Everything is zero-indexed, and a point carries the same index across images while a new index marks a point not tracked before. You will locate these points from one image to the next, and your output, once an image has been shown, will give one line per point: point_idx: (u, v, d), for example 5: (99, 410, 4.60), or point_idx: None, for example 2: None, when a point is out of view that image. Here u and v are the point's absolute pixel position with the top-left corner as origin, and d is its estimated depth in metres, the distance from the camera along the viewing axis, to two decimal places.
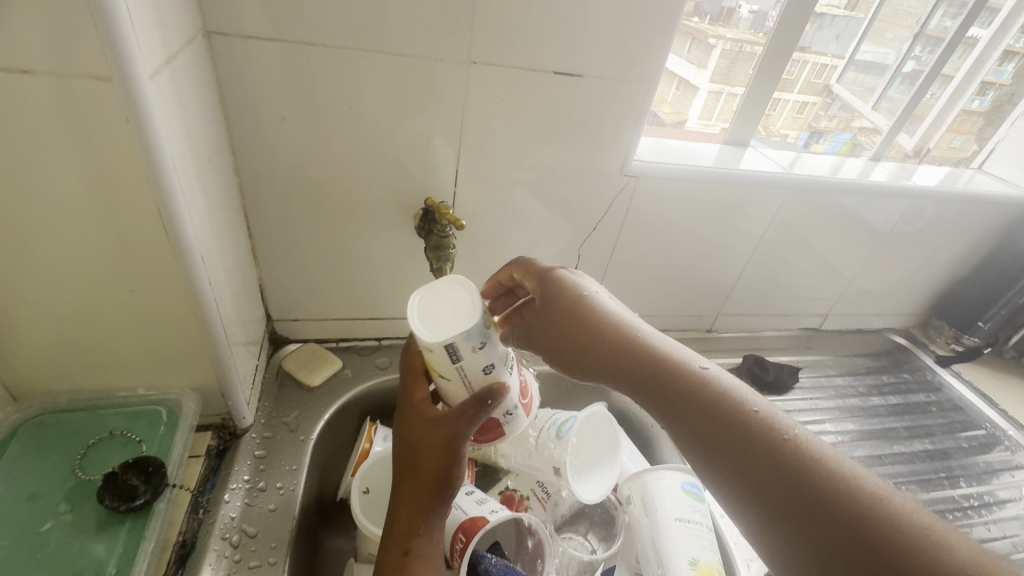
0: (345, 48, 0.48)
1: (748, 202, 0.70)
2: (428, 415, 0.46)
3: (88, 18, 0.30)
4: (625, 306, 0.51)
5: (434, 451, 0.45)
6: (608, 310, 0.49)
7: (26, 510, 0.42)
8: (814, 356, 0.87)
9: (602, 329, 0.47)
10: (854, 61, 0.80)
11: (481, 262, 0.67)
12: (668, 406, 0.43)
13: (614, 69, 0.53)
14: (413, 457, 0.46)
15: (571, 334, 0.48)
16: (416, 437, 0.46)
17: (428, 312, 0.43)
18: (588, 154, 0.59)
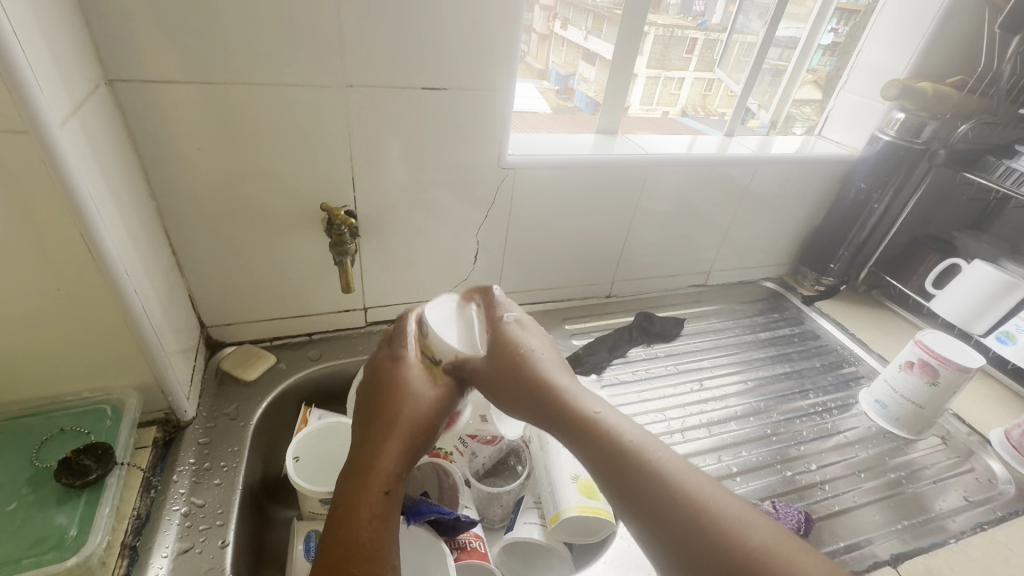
0: (235, 84, 0.57)
1: (621, 179, 0.82)
2: (427, 387, 0.57)
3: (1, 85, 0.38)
4: (554, 356, 0.57)
5: (430, 415, 0.55)
6: (539, 360, 0.55)
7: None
8: (700, 308, 1.02)
9: (533, 376, 0.53)
10: (734, 29, 0.96)
11: (392, 256, 0.77)
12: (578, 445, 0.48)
13: (475, 81, 0.64)
14: (404, 416, 0.53)
15: (506, 379, 0.54)
16: (411, 399, 0.55)
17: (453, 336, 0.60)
18: (467, 153, 0.70)
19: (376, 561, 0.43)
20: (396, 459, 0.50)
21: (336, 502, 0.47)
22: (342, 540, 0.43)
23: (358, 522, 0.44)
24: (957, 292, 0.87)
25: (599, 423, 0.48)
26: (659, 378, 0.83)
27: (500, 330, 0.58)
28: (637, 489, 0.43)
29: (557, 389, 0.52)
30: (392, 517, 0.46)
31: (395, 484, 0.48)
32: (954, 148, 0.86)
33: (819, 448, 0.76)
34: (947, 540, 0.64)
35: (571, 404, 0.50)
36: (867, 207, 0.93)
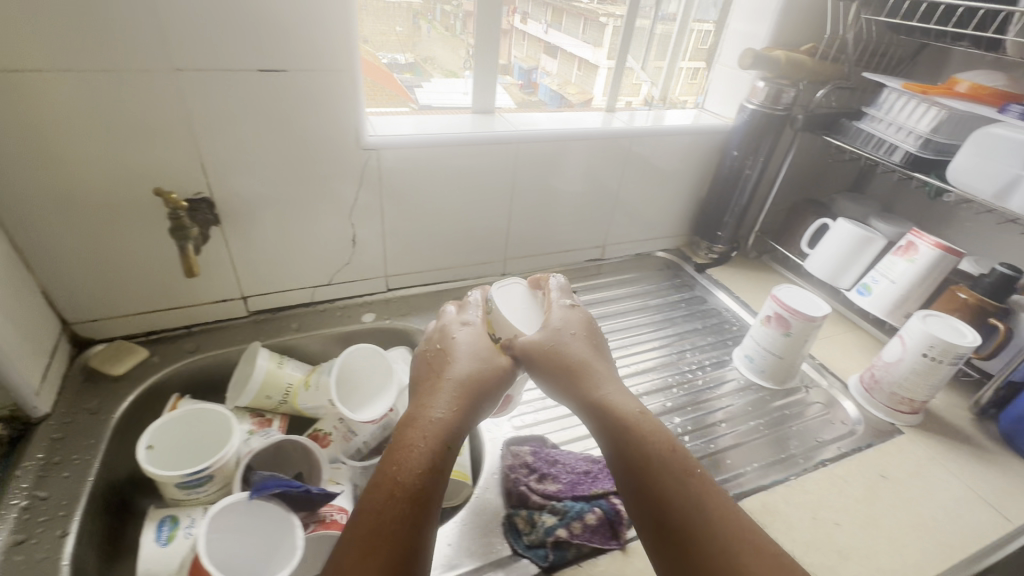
0: (51, 71, 0.55)
1: (494, 157, 0.84)
2: (493, 354, 0.58)
3: None
4: (607, 359, 0.59)
5: (489, 381, 0.55)
6: (592, 354, 0.58)
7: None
8: (596, 281, 1.05)
9: (585, 368, 0.56)
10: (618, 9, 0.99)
11: (263, 244, 0.76)
12: (619, 442, 0.50)
13: (316, 62, 0.64)
14: (459, 381, 0.54)
15: (555, 361, 0.56)
16: (474, 361, 0.57)
17: (509, 309, 0.63)
18: (323, 134, 0.70)
19: (415, 526, 0.44)
20: (447, 423, 0.50)
21: (387, 462, 0.47)
22: (388, 500, 0.44)
23: (405, 481, 0.46)
24: (824, 250, 0.92)
25: (639, 423, 0.51)
26: None
27: (564, 315, 0.61)
28: (665, 496, 0.46)
29: (602, 384, 0.55)
30: (437, 481, 0.47)
31: (444, 448, 0.49)
32: (813, 113, 0.90)
33: (688, 403, 0.78)
34: (788, 477, 0.66)
35: (616, 403, 0.53)
36: (742, 174, 0.97)
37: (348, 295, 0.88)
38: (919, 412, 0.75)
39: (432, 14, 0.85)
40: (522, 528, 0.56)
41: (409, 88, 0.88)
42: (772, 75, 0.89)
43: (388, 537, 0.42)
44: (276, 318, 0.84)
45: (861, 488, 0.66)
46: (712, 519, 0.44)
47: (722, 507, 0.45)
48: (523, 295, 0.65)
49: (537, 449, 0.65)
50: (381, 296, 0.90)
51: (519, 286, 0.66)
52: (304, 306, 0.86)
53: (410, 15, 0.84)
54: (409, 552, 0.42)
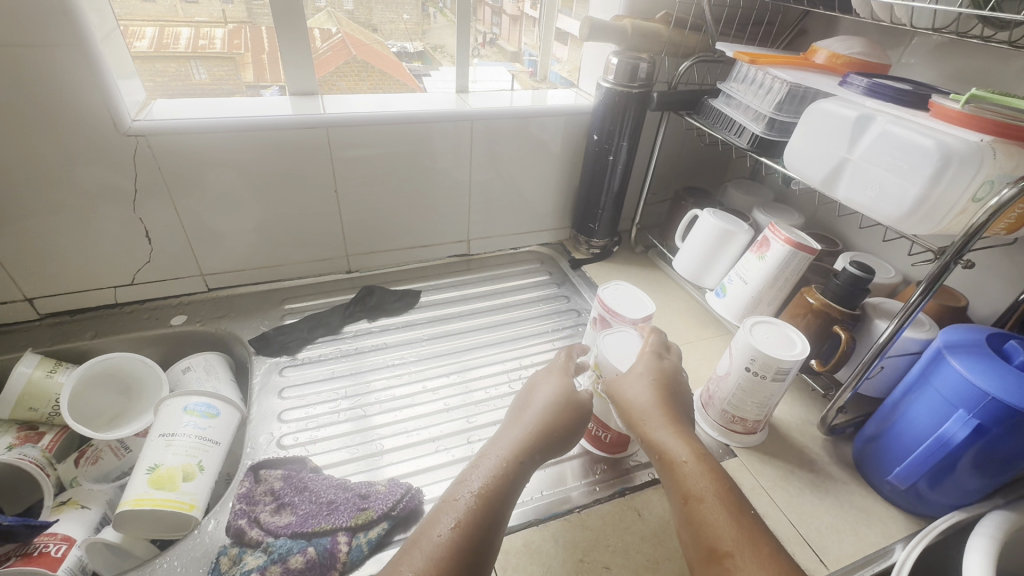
0: None
1: (303, 144, 0.76)
2: (575, 391, 0.58)
3: None
4: (689, 399, 0.57)
5: (570, 416, 0.55)
6: (667, 394, 0.55)
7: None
8: (461, 277, 0.96)
9: (654, 408, 0.53)
10: None
11: (34, 241, 0.70)
12: (675, 483, 0.48)
13: (34, 36, 0.57)
14: (542, 412, 0.55)
15: (622, 403, 0.55)
16: (563, 396, 0.56)
17: (610, 351, 0.59)
18: (69, 118, 0.63)
19: (484, 540, 0.43)
20: (527, 454, 0.51)
21: (467, 478, 0.48)
22: (462, 509, 0.44)
23: (479, 495, 0.46)
24: (689, 245, 0.82)
25: (697, 462, 0.49)
26: (361, 352, 0.78)
27: (651, 362, 0.57)
28: (714, 529, 0.44)
29: (658, 426, 0.52)
30: (506, 503, 0.47)
31: (514, 475, 0.49)
32: (674, 90, 0.80)
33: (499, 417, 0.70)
34: (572, 509, 0.57)
35: (672, 443, 0.50)
36: (607, 160, 0.87)
37: (161, 295, 0.82)
38: (758, 432, 0.65)
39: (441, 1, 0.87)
40: (223, 569, 0.49)
41: (417, 77, 0.92)
42: (624, 49, 0.79)
43: (450, 543, 0.42)
44: (74, 319, 0.78)
45: (656, 523, 0.57)
46: (765, 560, 0.41)
47: (779, 552, 0.42)
48: (632, 336, 0.62)
49: (291, 473, 0.58)
50: (200, 295, 0.84)
51: (618, 330, 0.63)
52: (108, 307, 0.80)
53: (420, 3, 0.87)
54: (473, 563, 0.42)
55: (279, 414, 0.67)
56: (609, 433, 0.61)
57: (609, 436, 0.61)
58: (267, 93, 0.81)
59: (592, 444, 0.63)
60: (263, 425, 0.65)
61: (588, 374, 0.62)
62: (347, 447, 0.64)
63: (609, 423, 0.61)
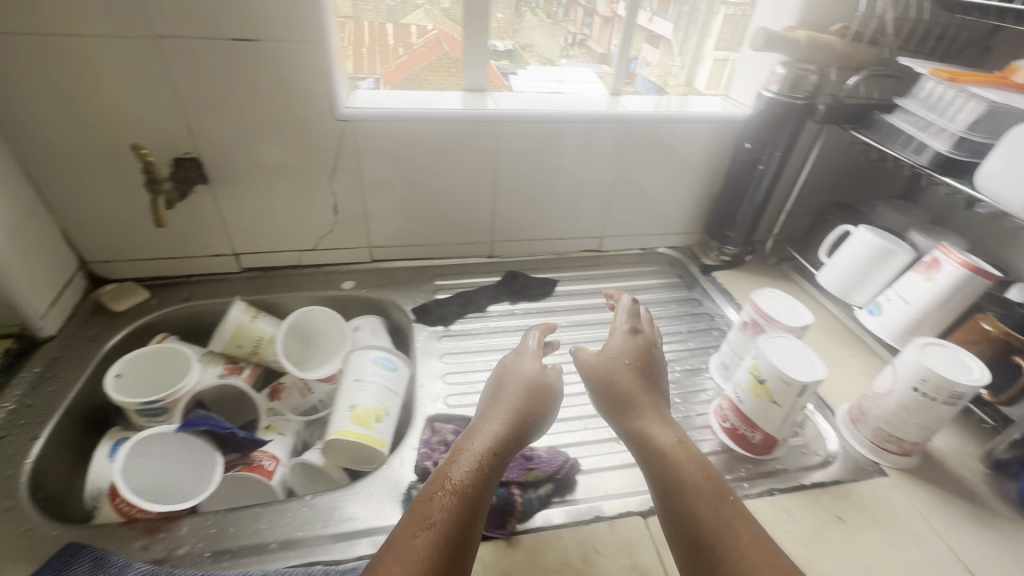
0: (56, 35, 0.62)
1: (476, 136, 0.83)
2: (547, 371, 0.62)
3: None
4: (662, 383, 0.62)
5: (539, 404, 0.58)
6: (636, 385, 0.59)
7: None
8: (591, 272, 1.01)
9: (629, 400, 0.57)
10: None
11: (249, 204, 0.82)
12: (654, 469, 0.52)
13: (285, 32, 0.67)
14: (515, 400, 0.57)
15: (604, 394, 0.59)
16: (532, 384, 0.59)
17: (776, 354, 0.60)
18: (297, 105, 0.73)
19: (470, 517, 0.46)
20: (500, 437, 0.53)
21: (446, 462, 0.51)
22: (447, 491, 0.47)
23: (460, 483, 0.48)
24: (840, 261, 0.81)
25: (676, 448, 0.52)
26: (506, 331, 0.84)
27: (627, 343, 0.63)
28: (691, 511, 0.47)
29: (639, 417, 0.56)
30: (485, 492, 0.49)
31: (492, 464, 0.51)
32: (840, 104, 0.80)
33: None
34: None
35: (652, 433, 0.54)
36: (756, 169, 0.88)
37: (333, 262, 0.92)
38: (912, 454, 0.65)
39: (533, 2, 0.92)
40: None
41: (504, 75, 0.94)
42: (793, 60, 0.79)
43: (442, 525, 0.45)
44: (264, 276, 0.90)
45: (807, 526, 0.58)
46: (741, 539, 0.44)
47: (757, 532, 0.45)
48: (792, 339, 0.63)
49: (460, 429, 0.65)
50: (363, 265, 0.93)
51: (772, 334, 0.64)
52: (290, 268, 0.91)
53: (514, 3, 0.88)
54: (459, 540, 0.44)
55: (443, 376, 0.75)
56: (756, 434, 0.64)
57: (757, 435, 0.64)
58: (363, 83, 0.87)
59: (737, 443, 0.66)
60: (431, 383, 0.73)
61: (743, 375, 0.64)
62: None
63: (757, 424, 0.64)
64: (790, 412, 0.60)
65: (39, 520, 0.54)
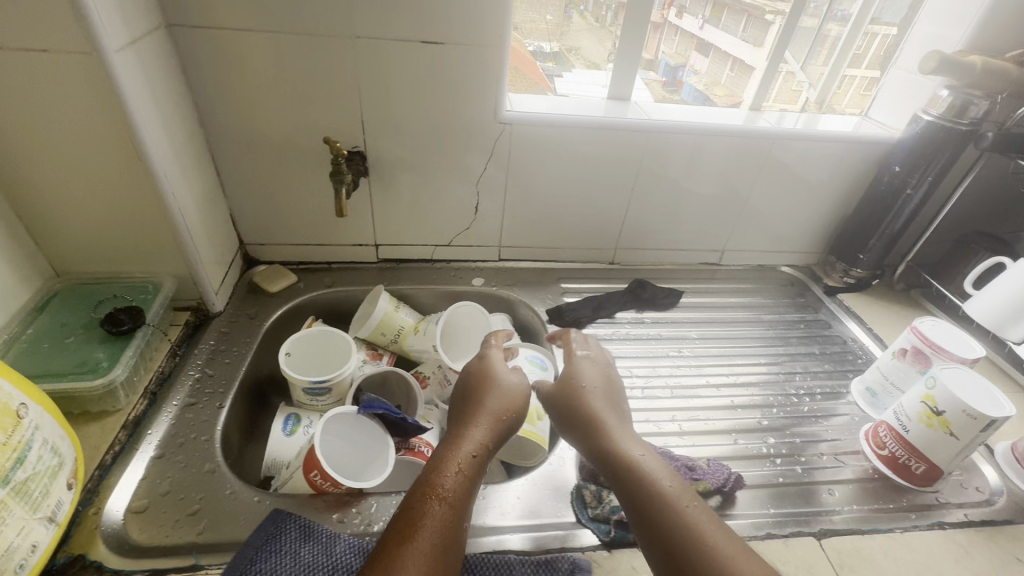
0: (266, 32, 0.66)
1: (624, 145, 0.83)
2: (513, 378, 0.63)
3: (76, 25, 0.50)
4: (622, 400, 0.63)
5: (514, 414, 0.60)
6: (597, 403, 0.60)
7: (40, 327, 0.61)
8: (710, 285, 1.00)
9: (593, 419, 0.58)
10: None
11: (397, 198, 0.85)
12: (619, 483, 0.52)
13: (470, 37, 0.69)
14: (493, 409, 0.59)
15: (566, 412, 0.61)
16: (499, 392, 0.61)
17: (957, 386, 0.59)
18: (464, 108, 0.76)
19: (453, 521, 0.48)
20: (478, 444, 0.55)
21: (427, 469, 0.52)
22: (438, 497, 0.49)
23: (450, 491, 0.50)
24: (995, 293, 0.79)
25: (638, 459, 0.53)
26: (638, 340, 0.84)
27: (586, 367, 0.65)
28: (659, 521, 0.48)
29: (603, 434, 0.56)
30: (469, 499, 0.51)
31: (474, 471, 0.53)
32: (1008, 133, 0.77)
33: (781, 424, 0.74)
34: (892, 528, 0.60)
35: (618, 448, 0.54)
36: (902, 193, 0.86)
37: (464, 258, 0.95)
38: None
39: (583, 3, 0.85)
40: (589, 501, 0.58)
41: (549, 77, 0.90)
42: (960, 85, 0.78)
43: (437, 530, 0.46)
44: (399, 267, 0.93)
45: (986, 565, 0.57)
46: (711, 547, 0.45)
47: (726, 541, 0.45)
48: (970, 372, 0.61)
49: None
50: (491, 263, 0.96)
51: (946, 365, 0.62)
52: (423, 262, 0.94)
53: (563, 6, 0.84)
54: (450, 545, 0.46)
55: None
56: (921, 465, 0.63)
57: (921, 466, 0.63)
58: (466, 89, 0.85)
59: (895, 471, 0.65)
60: None
61: (912, 403, 0.63)
62: (653, 423, 0.71)
63: (926, 455, 0.62)
64: (964, 446, 0.59)
65: (240, 485, 0.58)
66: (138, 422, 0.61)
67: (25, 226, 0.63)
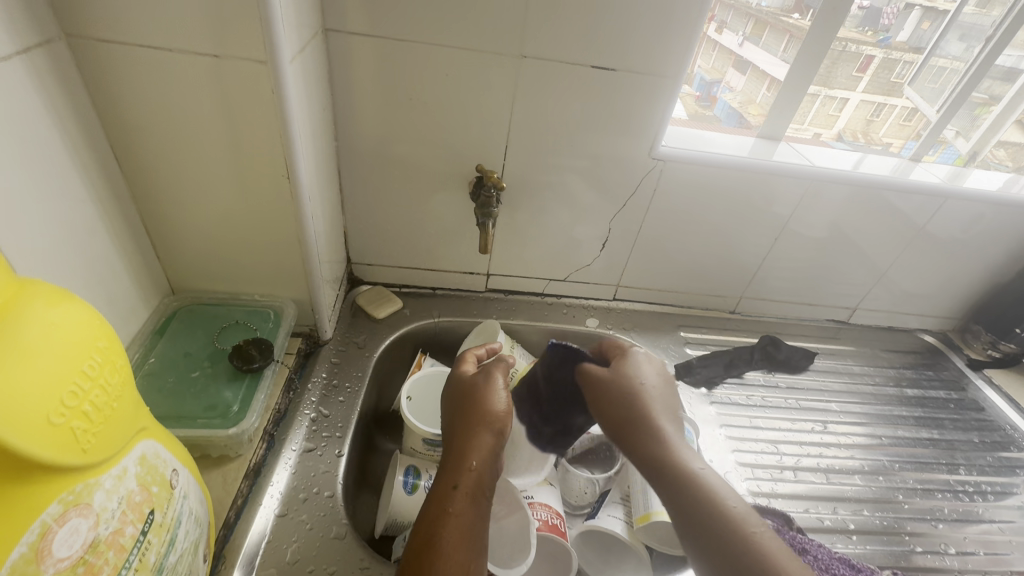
0: (423, 44, 0.60)
1: (779, 192, 0.76)
2: (493, 400, 0.54)
3: (260, 31, 0.44)
4: (671, 395, 0.56)
5: (500, 428, 0.52)
6: (651, 397, 0.53)
7: (162, 354, 0.56)
8: (838, 345, 0.91)
9: (643, 414, 0.52)
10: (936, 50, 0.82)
11: (521, 228, 0.78)
12: (674, 491, 0.46)
13: (644, 65, 0.63)
14: (481, 428, 0.51)
15: (615, 402, 0.53)
16: (485, 418, 0.52)
17: None
18: (617, 140, 0.69)
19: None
20: (469, 472, 0.48)
21: (421, 516, 0.46)
22: (433, 553, 0.43)
23: (448, 542, 0.43)
24: None
25: (694, 471, 0.47)
26: (775, 410, 0.75)
27: (643, 359, 0.57)
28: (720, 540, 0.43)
29: (659, 440, 0.50)
30: (473, 546, 0.44)
31: (473, 513, 0.46)
32: None
33: (954, 527, 0.65)
34: None
35: (673, 453, 0.49)
36: None
37: (577, 295, 0.87)
38: None
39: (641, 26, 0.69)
40: None
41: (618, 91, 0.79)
42: None
43: None
44: (507, 299, 0.86)
45: None
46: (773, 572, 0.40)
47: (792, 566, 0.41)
48: None
49: (780, 528, 0.59)
50: (604, 303, 0.88)
51: None
52: (533, 295, 0.87)
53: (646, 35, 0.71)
54: None
55: (733, 451, 0.68)
56: None
57: None
58: None
59: None
60: (722, 457, 0.67)
61: None
62: (814, 516, 0.63)
63: None
64: None
65: (373, 559, 0.51)
66: (259, 470, 0.55)
67: (152, 240, 0.58)
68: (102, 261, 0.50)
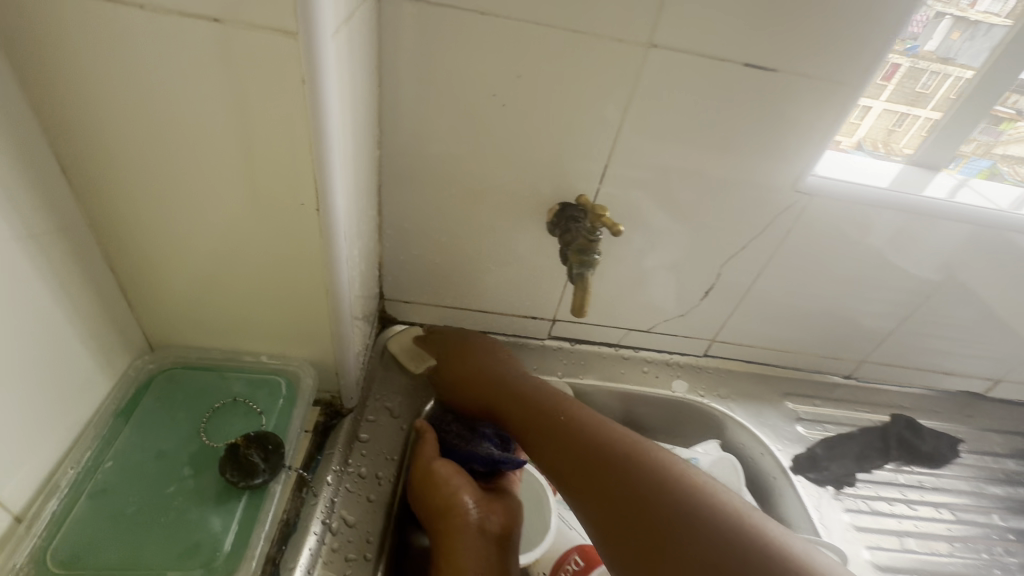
0: (513, 21, 0.43)
1: (949, 241, 0.57)
2: (446, 485, 0.48)
3: None
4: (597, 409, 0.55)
5: (471, 514, 0.47)
6: (578, 417, 0.53)
7: (126, 454, 0.41)
8: (973, 427, 0.72)
9: (577, 439, 0.51)
10: None
11: (603, 268, 0.60)
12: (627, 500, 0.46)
13: (814, 64, 0.45)
14: (450, 523, 0.46)
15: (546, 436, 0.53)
16: (452, 509, 0.47)
17: None
18: (753, 163, 0.51)
19: None
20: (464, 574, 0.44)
21: None
22: None
23: None
24: None
25: (629, 463, 0.48)
26: (926, 526, 0.62)
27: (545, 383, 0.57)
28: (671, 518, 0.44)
29: (598, 455, 0.49)
30: None
31: None
32: None
33: None
34: None
35: (617, 463, 0.48)
36: None
37: (660, 350, 0.70)
38: None
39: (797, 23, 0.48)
40: None
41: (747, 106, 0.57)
42: None
43: None
44: (573, 350, 0.69)
45: None
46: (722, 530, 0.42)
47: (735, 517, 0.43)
48: None
49: None
50: (693, 359, 0.70)
51: None
52: (605, 346, 0.69)
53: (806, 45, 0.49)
54: None
55: None
56: None
57: None
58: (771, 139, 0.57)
59: None
60: None
61: None
62: None
63: None
64: None
65: None
66: None
67: (122, 287, 0.41)
68: (43, 320, 0.34)
